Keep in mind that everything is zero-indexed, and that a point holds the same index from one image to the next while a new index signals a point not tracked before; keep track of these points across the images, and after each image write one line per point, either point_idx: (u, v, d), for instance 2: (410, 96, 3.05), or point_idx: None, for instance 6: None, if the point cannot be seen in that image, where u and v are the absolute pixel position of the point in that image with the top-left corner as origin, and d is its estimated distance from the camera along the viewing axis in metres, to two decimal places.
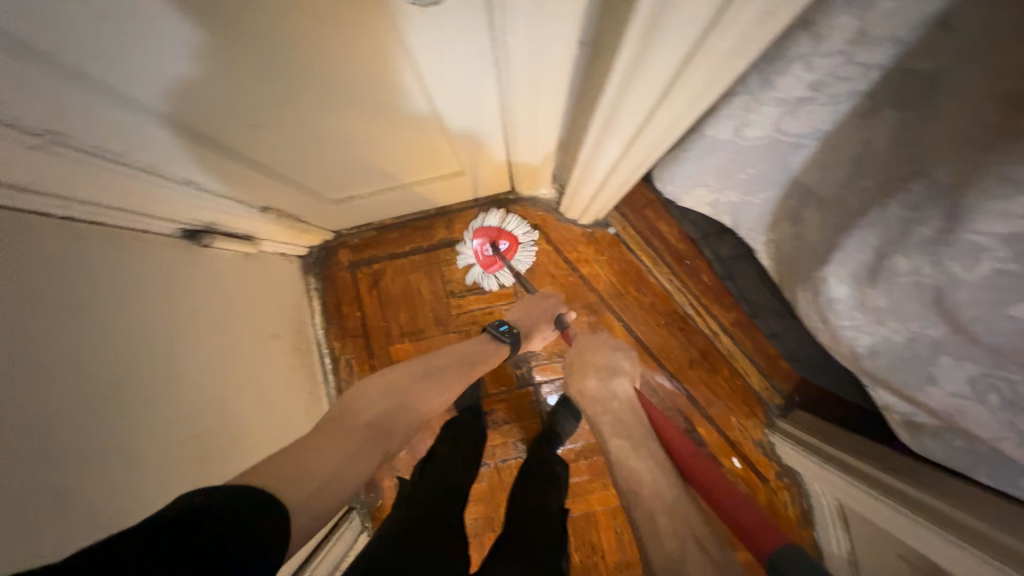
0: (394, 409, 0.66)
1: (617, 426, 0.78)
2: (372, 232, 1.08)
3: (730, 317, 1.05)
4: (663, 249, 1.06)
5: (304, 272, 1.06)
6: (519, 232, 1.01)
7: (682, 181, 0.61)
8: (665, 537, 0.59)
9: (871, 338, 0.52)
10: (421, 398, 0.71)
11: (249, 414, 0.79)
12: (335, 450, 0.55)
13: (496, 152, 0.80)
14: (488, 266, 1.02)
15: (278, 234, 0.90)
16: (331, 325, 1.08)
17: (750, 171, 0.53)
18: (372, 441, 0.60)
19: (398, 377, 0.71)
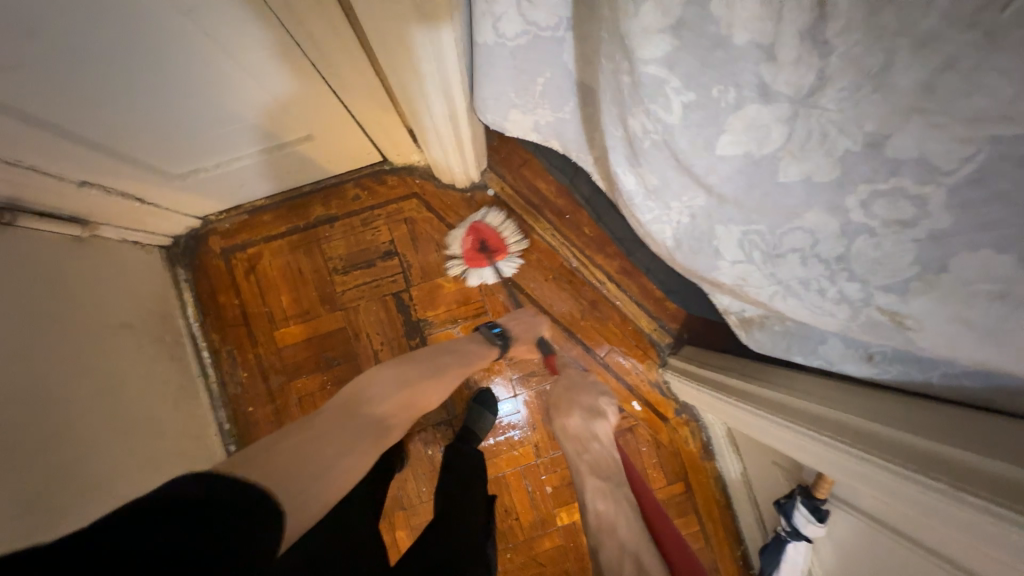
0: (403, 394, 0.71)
1: (596, 467, 0.83)
2: (242, 216, 1.03)
3: (614, 265, 1.08)
4: (544, 206, 1.08)
5: (168, 263, 0.99)
6: (509, 237, 1.04)
7: (493, 107, 0.62)
8: (622, 563, 0.66)
9: (672, 228, 0.54)
10: (426, 390, 0.75)
11: (92, 402, 0.72)
12: (341, 443, 0.59)
13: (339, 113, 0.79)
14: (471, 261, 1.03)
15: (121, 219, 0.84)
16: (206, 317, 1.01)
17: (540, 80, 0.55)
18: (370, 432, 0.64)
19: (417, 362, 0.77)
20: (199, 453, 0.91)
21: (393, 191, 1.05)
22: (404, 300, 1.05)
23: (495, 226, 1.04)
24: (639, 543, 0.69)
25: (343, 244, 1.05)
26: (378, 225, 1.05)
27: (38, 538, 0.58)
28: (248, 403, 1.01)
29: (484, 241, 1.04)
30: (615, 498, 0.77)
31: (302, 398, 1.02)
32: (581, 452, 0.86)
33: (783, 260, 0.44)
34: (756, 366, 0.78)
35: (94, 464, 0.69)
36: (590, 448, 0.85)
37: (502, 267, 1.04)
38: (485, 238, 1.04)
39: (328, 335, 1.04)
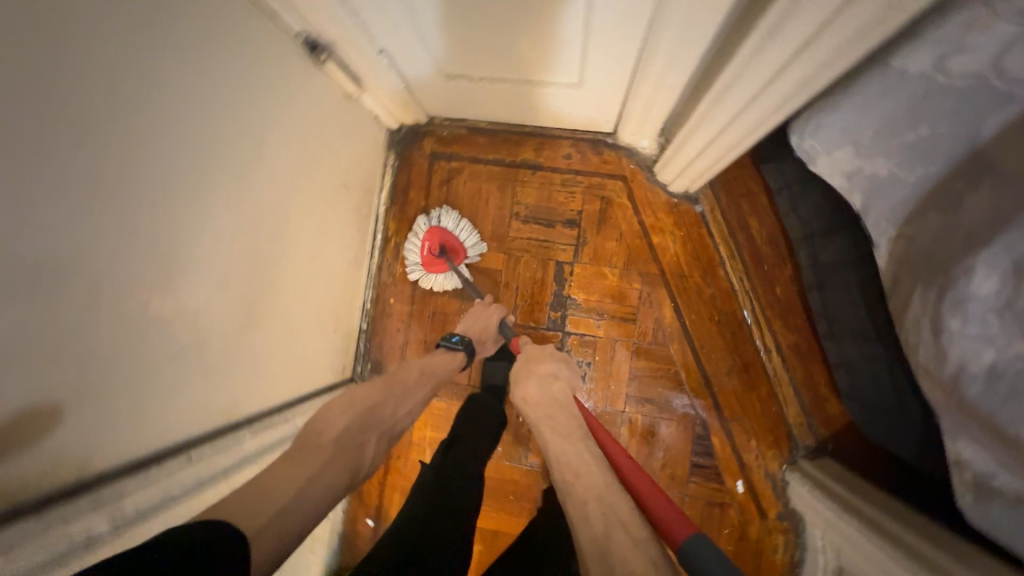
0: (360, 422, 0.66)
1: (556, 426, 0.70)
2: (462, 131, 1.07)
3: (790, 339, 0.96)
4: (746, 246, 0.98)
5: (386, 145, 1.07)
6: (467, 241, 1.02)
7: (834, 132, 0.56)
8: (594, 513, 0.53)
9: (998, 355, 0.45)
10: (380, 417, 0.70)
11: (303, 238, 0.81)
12: (300, 470, 0.56)
13: (621, 74, 0.77)
14: (431, 264, 1.01)
15: (382, 93, 0.91)
16: (393, 206, 1.09)
17: (920, 133, 0.49)
18: (341, 452, 0.62)
19: (364, 390, 0.71)
20: (344, 317, 1.00)
21: (604, 166, 1.03)
22: (564, 272, 1.04)
23: (450, 228, 1.01)
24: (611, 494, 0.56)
25: (534, 194, 1.05)
26: (575, 192, 1.04)
27: (238, 331, 0.67)
28: (392, 295, 1.08)
29: (440, 244, 1.00)
30: (568, 444, 0.66)
31: (437, 312, 1.07)
32: (544, 428, 0.71)
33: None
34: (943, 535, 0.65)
35: (286, 291, 0.78)
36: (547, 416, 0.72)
37: (464, 273, 1.03)
38: (443, 242, 1.01)
39: (483, 271, 1.06)
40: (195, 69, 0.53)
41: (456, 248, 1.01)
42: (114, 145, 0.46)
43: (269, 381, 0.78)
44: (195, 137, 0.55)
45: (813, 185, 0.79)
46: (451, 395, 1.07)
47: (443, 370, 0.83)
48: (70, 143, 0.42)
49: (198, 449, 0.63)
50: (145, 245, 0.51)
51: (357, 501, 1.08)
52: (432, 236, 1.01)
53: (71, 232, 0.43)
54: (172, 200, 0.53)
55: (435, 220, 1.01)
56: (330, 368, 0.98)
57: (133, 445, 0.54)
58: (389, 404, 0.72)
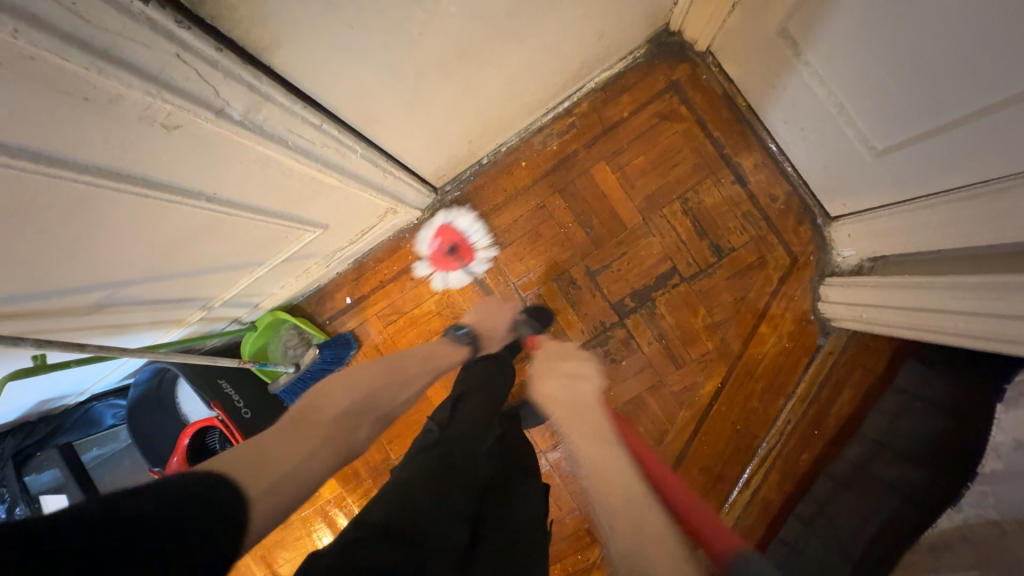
0: (358, 404, 0.62)
1: (575, 422, 0.62)
2: (718, 89, 0.96)
3: (772, 495, 0.95)
4: (821, 403, 0.93)
5: (650, 38, 0.96)
6: (480, 241, 1.05)
7: None
8: (624, 527, 0.44)
9: None
10: (381, 397, 0.67)
11: (537, 45, 0.73)
12: (292, 450, 0.51)
13: (916, 184, 0.68)
14: (439, 262, 1.06)
15: None
16: (600, 92, 0.99)
17: None
18: (336, 434, 0.56)
19: (362, 377, 0.67)
20: (482, 138, 0.95)
21: (791, 235, 0.95)
22: (670, 279, 0.99)
23: (450, 228, 1.06)
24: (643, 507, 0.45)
25: (715, 199, 0.97)
26: (746, 230, 0.96)
27: (437, 68, 0.63)
28: (529, 160, 1.02)
29: (450, 242, 1.06)
30: (601, 446, 0.55)
31: (547, 208, 1.02)
32: (570, 424, 0.62)
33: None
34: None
35: (484, 74, 0.72)
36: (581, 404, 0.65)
37: (474, 272, 1.05)
38: (452, 241, 1.06)
39: (612, 215, 1.01)
40: None
41: (467, 246, 1.05)
42: None
43: (407, 130, 0.74)
44: None
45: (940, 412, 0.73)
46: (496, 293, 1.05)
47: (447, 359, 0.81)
48: None
49: (335, 125, 0.59)
50: None
51: (354, 278, 1.09)
52: (440, 234, 1.06)
53: None
54: None
55: (444, 218, 1.06)
56: (437, 167, 0.95)
57: (306, 76, 0.50)
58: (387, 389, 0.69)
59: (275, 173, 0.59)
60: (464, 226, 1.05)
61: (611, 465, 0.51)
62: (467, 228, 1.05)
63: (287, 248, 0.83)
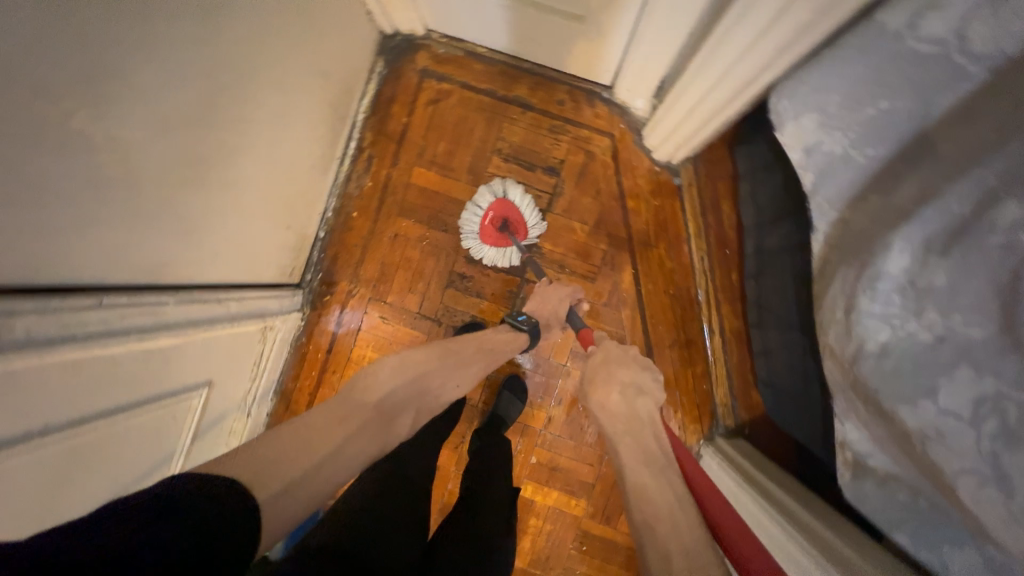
0: (406, 393, 0.69)
1: (636, 452, 0.66)
2: (459, 52, 1.03)
3: (734, 324, 1.00)
4: (713, 228, 1.00)
5: (378, 51, 1.02)
6: (528, 214, 0.98)
7: (809, 91, 0.58)
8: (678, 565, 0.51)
9: (892, 334, 0.48)
10: (433, 378, 0.73)
11: (269, 116, 0.77)
12: (335, 436, 0.57)
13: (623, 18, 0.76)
14: (488, 238, 0.97)
15: None
16: (373, 117, 1.04)
17: (875, 108, 0.53)
18: (379, 421, 0.63)
19: (405, 358, 0.72)
20: (301, 217, 0.97)
21: (594, 121, 1.02)
22: None
23: (516, 205, 0.98)
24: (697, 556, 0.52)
25: (520, 133, 1.03)
26: (560, 140, 1.02)
27: (183, 187, 0.64)
28: (358, 207, 1.05)
29: (501, 222, 0.97)
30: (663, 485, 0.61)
31: (400, 235, 1.05)
32: (626, 445, 0.68)
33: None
34: (831, 516, 0.70)
35: (242, 165, 0.75)
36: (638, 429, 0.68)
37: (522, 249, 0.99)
38: (507, 216, 0.98)
39: (454, 202, 1.04)
40: None
41: (519, 222, 0.98)
42: None
43: (208, 255, 0.75)
44: None
45: (777, 169, 0.80)
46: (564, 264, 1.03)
47: (499, 340, 0.82)
48: None
49: (119, 293, 0.60)
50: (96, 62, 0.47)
51: (284, 408, 1.07)
52: (494, 207, 0.97)
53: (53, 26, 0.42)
54: (142, 33, 0.50)
55: (494, 201, 0.97)
56: (278, 265, 0.96)
57: (45, 268, 0.51)
58: (440, 375, 0.74)
59: (93, 371, 0.58)
60: (345, 298, 1.06)
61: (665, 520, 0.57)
62: (348, 297, 1.06)
63: (187, 426, 0.80)
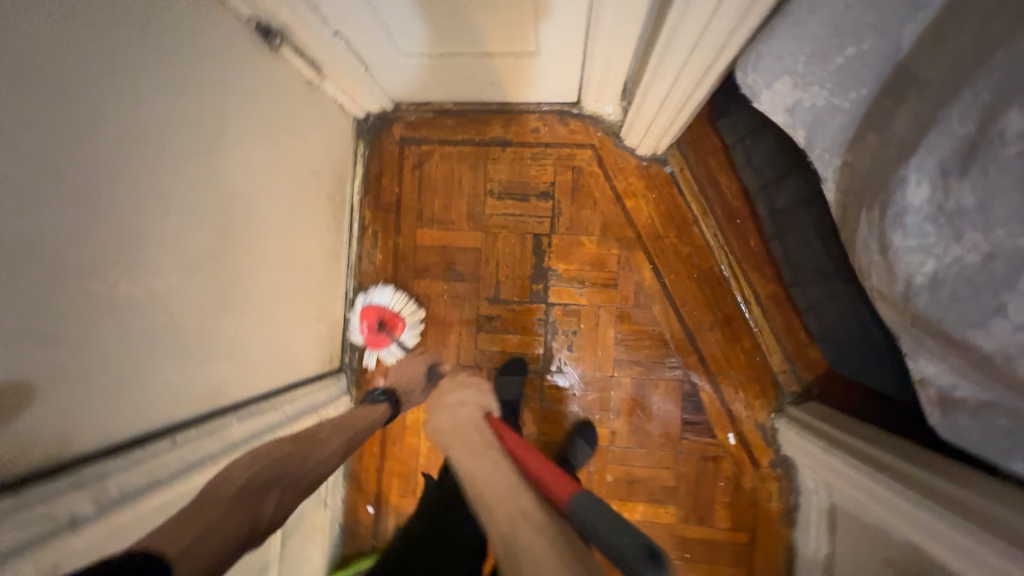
0: (269, 472, 0.61)
1: (456, 441, 0.73)
2: (428, 113, 1.08)
3: (769, 290, 0.98)
4: (717, 203, 1.00)
5: (356, 134, 1.08)
6: (405, 310, 1.05)
7: (768, 61, 0.60)
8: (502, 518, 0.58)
9: (936, 264, 0.47)
10: (299, 465, 0.65)
11: (277, 226, 0.81)
12: (199, 519, 0.51)
13: (571, 40, 0.79)
14: (376, 345, 1.04)
15: (347, 82, 0.93)
16: (367, 195, 1.10)
17: (845, 55, 0.53)
18: (241, 504, 0.55)
19: (268, 446, 0.66)
20: (327, 306, 1.01)
21: (572, 136, 1.04)
22: (542, 244, 1.05)
23: (387, 303, 1.05)
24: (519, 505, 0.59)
25: (506, 169, 1.06)
26: (545, 164, 1.05)
27: (220, 314, 0.68)
28: (376, 281, 1.09)
29: (378, 320, 1.05)
30: (486, 459, 0.68)
31: (421, 296, 1.08)
32: (456, 444, 0.73)
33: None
34: (934, 459, 0.67)
35: (264, 278, 0.79)
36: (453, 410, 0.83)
37: (406, 342, 1.05)
38: (381, 316, 1.05)
39: (461, 251, 1.07)
40: (167, 61, 0.55)
41: (393, 317, 1.04)
42: (87, 135, 0.47)
43: (255, 368, 0.79)
44: (170, 120, 0.57)
45: (764, 133, 0.81)
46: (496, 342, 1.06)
47: (363, 427, 0.78)
48: (75, 133, 0.46)
49: (188, 430, 0.63)
50: (118, 232, 0.51)
51: (358, 491, 1.08)
52: (364, 317, 1.06)
53: (80, 214, 0.47)
54: (151, 192, 0.55)
55: (368, 301, 1.05)
56: (318, 357, 0.99)
57: (118, 426, 0.54)
58: (301, 453, 0.66)
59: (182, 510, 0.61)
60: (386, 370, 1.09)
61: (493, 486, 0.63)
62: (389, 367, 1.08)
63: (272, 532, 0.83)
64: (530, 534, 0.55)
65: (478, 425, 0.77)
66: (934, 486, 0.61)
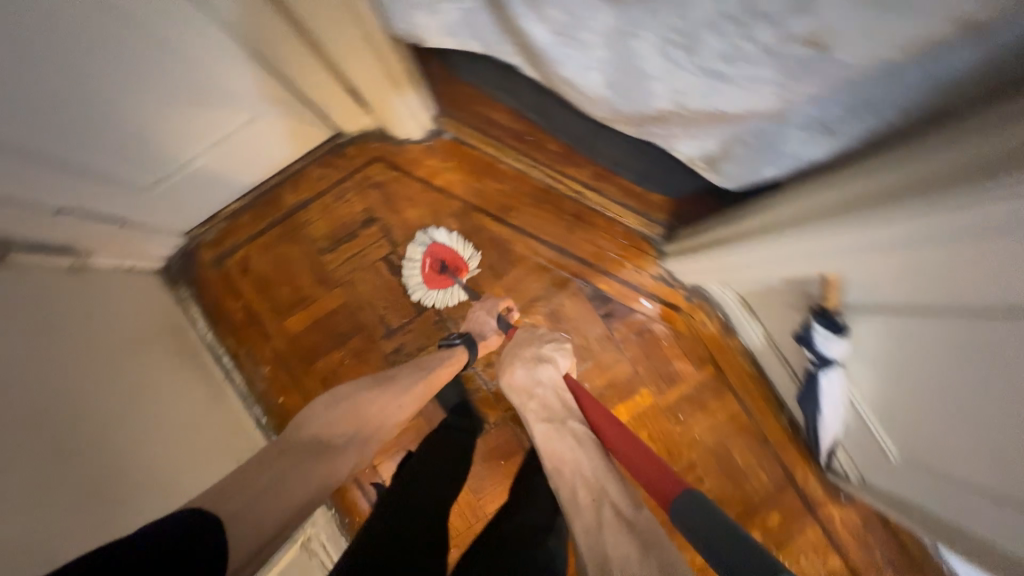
0: (339, 420, 0.72)
1: (541, 413, 0.80)
2: (224, 223, 1.07)
3: (588, 172, 1.06)
4: (503, 134, 1.07)
5: (169, 283, 1.05)
6: (459, 246, 1.05)
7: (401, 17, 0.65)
8: (583, 505, 0.63)
9: (594, 68, 0.54)
10: (370, 405, 0.76)
11: (103, 387, 0.75)
12: (288, 463, 0.63)
13: (275, 86, 0.82)
14: (432, 281, 1.05)
15: (120, 245, 0.91)
16: (217, 327, 1.06)
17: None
18: (313, 452, 0.67)
19: (350, 391, 0.78)
20: (242, 444, 0.96)
21: (355, 161, 1.08)
22: (395, 261, 1.07)
23: (439, 243, 1.05)
24: (597, 480, 0.67)
25: (321, 223, 1.08)
26: (349, 197, 1.08)
27: (108, 512, 0.64)
28: (278, 393, 1.05)
29: (437, 261, 1.05)
30: (565, 438, 0.75)
31: (326, 376, 1.06)
32: (534, 415, 0.81)
33: (701, 41, 0.42)
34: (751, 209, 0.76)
35: (143, 456, 0.75)
36: (532, 396, 0.83)
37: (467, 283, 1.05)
38: (439, 258, 1.05)
39: (332, 315, 1.07)
40: None
41: (455, 257, 1.05)
42: None
43: None
44: None
45: (478, 60, 0.88)
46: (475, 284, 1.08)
47: (437, 363, 0.87)
48: None
49: None
50: None
51: None
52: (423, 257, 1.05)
53: None
54: None
55: (427, 241, 1.05)
56: None
57: None
58: (374, 399, 0.77)
59: None
60: None
61: (568, 466, 0.70)
62: None
63: None
64: (613, 529, 0.58)
65: (564, 398, 0.83)
66: (772, 218, 0.61)
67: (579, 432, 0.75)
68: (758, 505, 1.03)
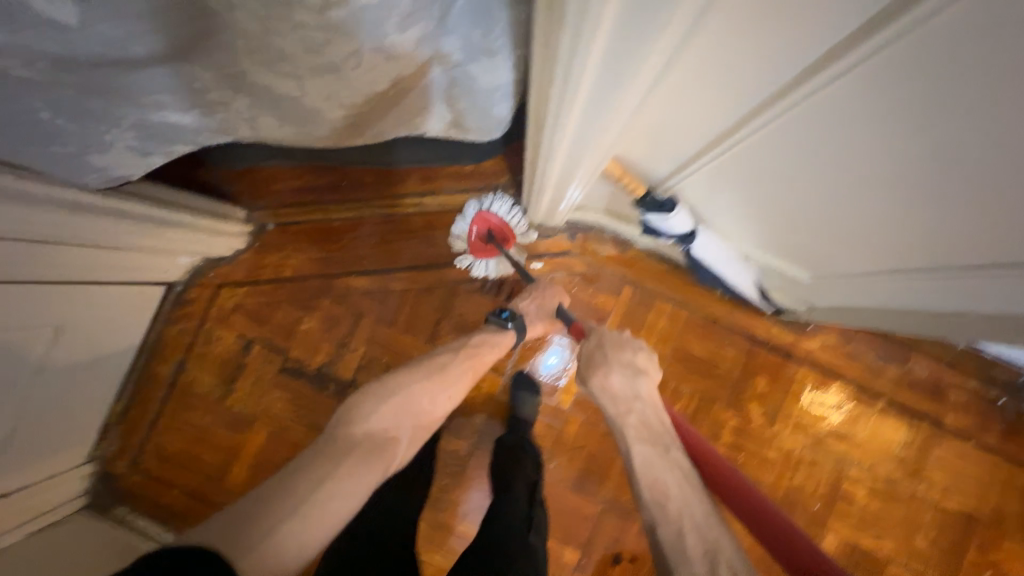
0: (391, 413, 0.71)
1: (643, 433, 0.66)
2: (119, 429, 1.03)
3: (416, 181, 1.02)
4: (319, 194, 1.02)
5: (102, 513, 1.01)
6: (514, 221, 0.97)
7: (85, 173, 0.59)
8: (691, 547, 0.56)
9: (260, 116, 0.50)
10: (420, 396, 0.75)
11: None
12: (339, 469, 0.62)
13: (67, 292, 0.78)
14: (479, 251, 0.98)
15: (21, 512, 0.87)
16: (172, 521, 1.02)
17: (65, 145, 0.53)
18: (368, 450, 0.67)
19: (405, 376, 0.76)
20: None
21: (200, 301, 1.03)
22: (293, 366, 1.03)
23: (496, 213, 0.97)
24: (712, 528, 0.57)
25: (207, 373, 1.03)
26: (216, 335, 1.03)
27: None
28: None
29: (486, 233, 0.98)
30: (670, 466, 0.62)
31: None
32: (637, 438, 0.66)
33: (280, 49, 0.39)
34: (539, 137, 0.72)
35: None
36: (633, 412, 0.68)
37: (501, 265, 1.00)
38: (489, 226, 0.98)
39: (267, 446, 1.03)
40: None
41: (504, 229, 0.98)
42: None
43: None
44: None
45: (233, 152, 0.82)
46: (379, 340, 1.03)
47: (489, 353, 0.84)
48: None
49: None
50: None
51: None
52: (479, 224, 0.97)
53: None
54: None
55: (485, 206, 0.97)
56: None
57: None
58: (424, 390, 0.76)
59: None
60: None
61: (665, 490, 0.60)
62: None
63: None
64: None
65: (665, 424, 0.68)
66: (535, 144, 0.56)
67: (683, 463, 0.63)
68: (740, 379, 1.01)
